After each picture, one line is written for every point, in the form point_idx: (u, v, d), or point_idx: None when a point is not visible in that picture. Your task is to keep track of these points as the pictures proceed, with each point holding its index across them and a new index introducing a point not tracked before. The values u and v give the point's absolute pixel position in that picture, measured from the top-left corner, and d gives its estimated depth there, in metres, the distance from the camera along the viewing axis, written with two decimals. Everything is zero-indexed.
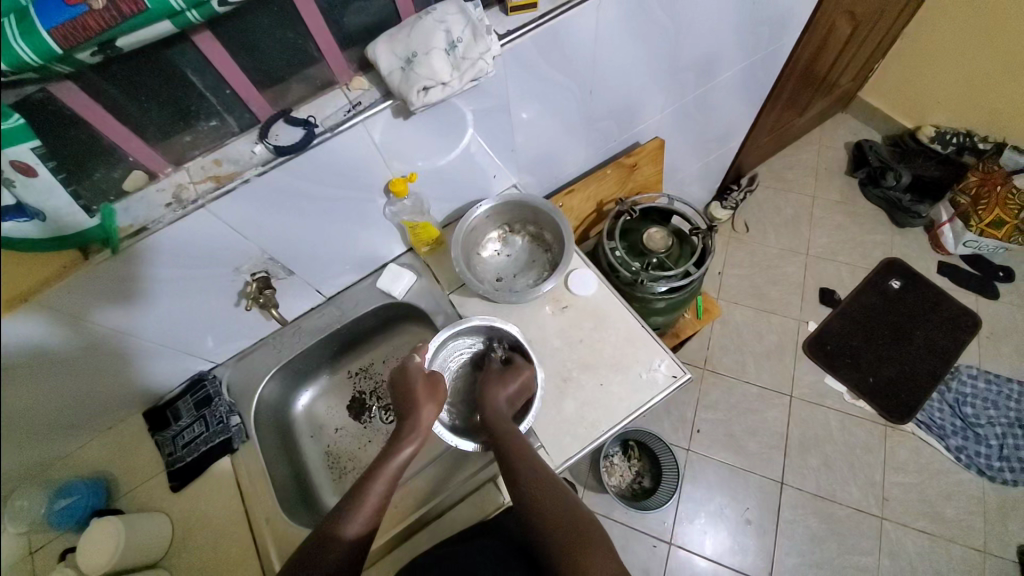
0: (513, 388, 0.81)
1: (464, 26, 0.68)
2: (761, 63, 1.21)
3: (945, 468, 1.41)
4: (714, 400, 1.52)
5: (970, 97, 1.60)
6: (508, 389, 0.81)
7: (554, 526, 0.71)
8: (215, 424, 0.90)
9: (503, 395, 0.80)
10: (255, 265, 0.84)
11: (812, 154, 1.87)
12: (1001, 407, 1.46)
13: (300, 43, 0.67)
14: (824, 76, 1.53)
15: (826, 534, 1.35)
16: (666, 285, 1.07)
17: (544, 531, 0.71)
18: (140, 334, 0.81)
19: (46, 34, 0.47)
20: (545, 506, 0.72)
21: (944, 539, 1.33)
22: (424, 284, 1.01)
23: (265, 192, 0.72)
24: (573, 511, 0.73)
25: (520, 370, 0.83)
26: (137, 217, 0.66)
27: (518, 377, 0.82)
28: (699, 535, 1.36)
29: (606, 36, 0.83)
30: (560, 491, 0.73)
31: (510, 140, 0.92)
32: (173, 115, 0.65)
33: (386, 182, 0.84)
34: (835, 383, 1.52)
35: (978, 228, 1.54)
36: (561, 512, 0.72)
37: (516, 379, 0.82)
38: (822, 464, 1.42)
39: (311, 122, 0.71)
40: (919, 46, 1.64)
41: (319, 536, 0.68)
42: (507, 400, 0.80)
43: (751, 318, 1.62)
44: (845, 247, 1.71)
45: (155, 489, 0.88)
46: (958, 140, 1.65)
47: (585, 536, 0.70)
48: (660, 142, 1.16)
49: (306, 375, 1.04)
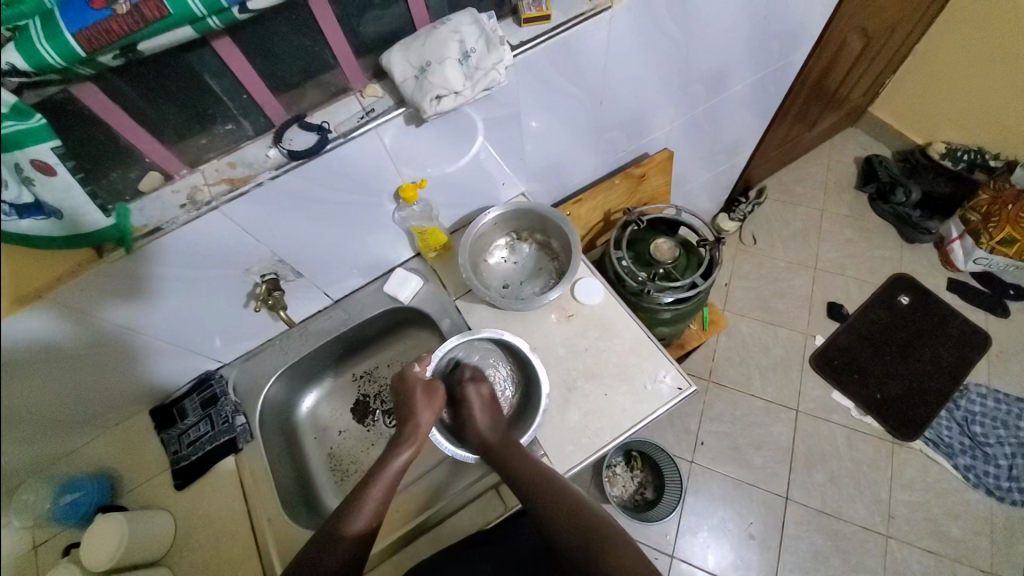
0: (479, 408, 0.84)
1: (478, 36, 0.69)
2: (772, 76, 1.21)
3: (952, 487, 1.39)
4: (719, 412, 1.51)
5: (981, 114, 1.59)
6: (478, 415, 0.83)
7: (580, 533, 0.69)
8: (220, 422, 0.91)
9: (476, 421, 0.83)
10: (265, 267, 0.85)
11: (821, 168, 1.87)
12: (1010, 427, 1.45)
13: (317, 50, 0.68)
14: (834, 90, 1.53)
15: (830, 552, 1.33)
16: (672, 296, 1.07)
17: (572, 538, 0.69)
18: (148, 331, 0.81)
19: (70, 38, 0.49)
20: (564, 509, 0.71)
21: (950, 561, 1.31)
22: (431, 289, 1.01)
23: (278, 195, 0.73)
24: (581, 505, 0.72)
25: (480, 394, 0.85)
26: (152, 217, 0.67)
27: (482, 400, 0.85)
28: (701, 548, 1.35)
29: (617, 48, 0.83)
30: (565, 488, 0.73)
31: (519, 148, 0.93)
32: (190, 117, 0.66)
33: (397, 187, 0.85)
34: (840, 398, 1.51)
35: (989, 245, 1.52)
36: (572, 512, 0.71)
37: (477, 403, 0.84)
38: (828, 480, 1.41)
39: (325, 128, 0.72)
40: (929, 62, 1.64)
41: (319, 540, 0.68)
42: (484, 425, 0.82)
43: (757, 330, 1.61)
44: (853, 261, 1.70)
45: (159, 487, 0.89)
46: (969, 156, 1.64)
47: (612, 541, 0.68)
48: (669, 153, 1.16)
49: (311, 377, 1.05)
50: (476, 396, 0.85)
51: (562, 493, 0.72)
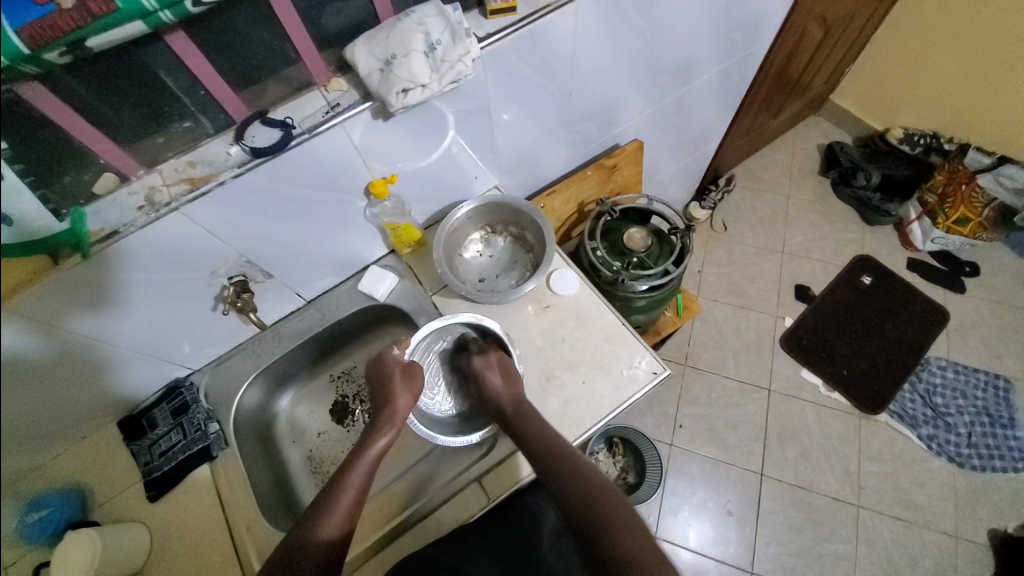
0: (490, 372, 0.83)
1: (443, 28, 0.68)
2: (736, 66, 1.23)
3: (917, 457, 1.45)
4: (696, 395, 1.54)
5: (937, 99, 1.65)
6: (491, 377, 0.82)
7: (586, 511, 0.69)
8: (193, 431, 0.89)
9: (488, 385, 0.81)
10: (232, 268, 0.82)
11: (786, 154, 1.92)
12: (969, 397, 1.52)
13: (278, 44, 0.66)
14: (797, 78, 1.57)
15: (805, 524, 1.38)
16: (647, 284, 1.09)
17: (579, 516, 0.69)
18: (110, 339, 0.78)
19: (13, 34, 0.46)
20: (570, 480, 0.72)
21: (917, 526, 1.37)
22: (406, 285, 1.00)
23: (241, 194, 0.71)
24: (613, 497, 0.71)
25: (489, 361, 0.84)
26: (108, 221, 0.65)
27: (492, 363, 0.84)
28: (683, 527, 1.38)
29: (584, 40, 0.84)
30: (601, 478, 0.73)
31: (490, 141, 0.92)
32: (145, 116, 0.63)
33: (366, 183, 0.84)
34: (810, 376, 1.56)
35: (946, 224, 1.59)
36: (580, 489, 0.71)
37: (486, 369, 0.84)
38: (800, 456, 1.46)
39: (289, 124, 0.70)
40: (887, 48, 1.69)
41: (293, 543, 0.66)
42: (498, 384, 0.81)
43: (730, 315, 1.65)
44: (818, 243, 1.76)
45: (130, 500, 0.86)
46: (926, 141, 1.71)
47: (618, 516, 0.68)
48: (638, 144, 1.18)
49: (285, 380, 1.03)
50: (484, 364, 0.84)
51: (596, 480, 0.72)
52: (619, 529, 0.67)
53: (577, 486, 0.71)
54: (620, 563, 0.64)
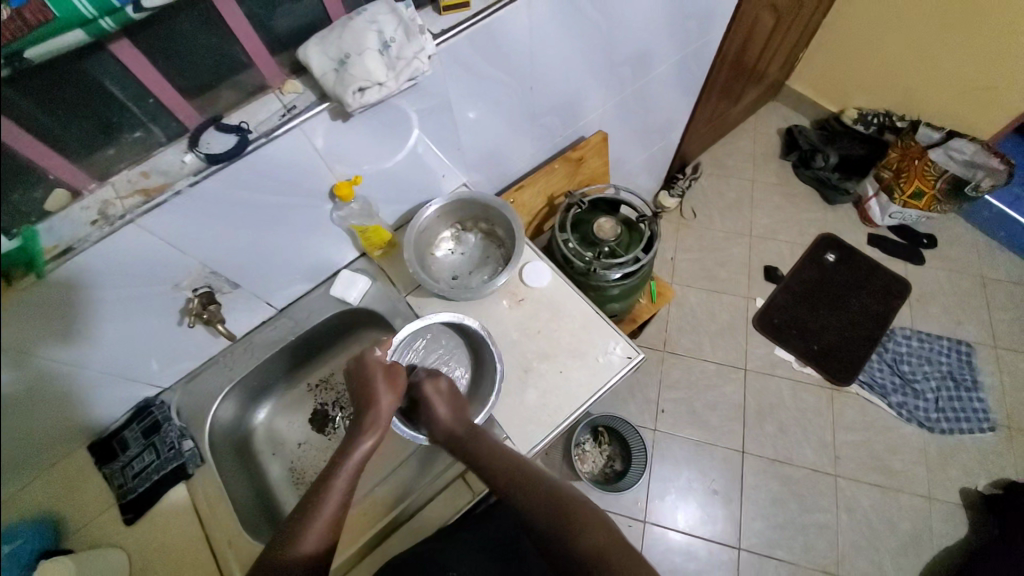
0: (440, 401, 0.82)
1: (397, 26, 0.68)
2: (693, 55, 1.26)
3: (889, 424, 1.51)
4: (676, 379, 1.57)
5: (887, 79, 1.72)
6: (440, 407, 0.81)
7: (547, 515, 0.69)
8: (165, 450, 0.87)
9: (438, 414, 0.81)
10: (196, 280, 0.81)
11: (749, 140, 1.97)
12: (934, 362, 1.58)
13: (227, 48, 0.66)
14: (753, 65, 1.61)
15: (787, 496, 1.42)
16: (619, 272, 1.10)
17: (541, 522, 0.69)
18: (71, 362, 0.76)
19: None
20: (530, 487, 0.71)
21: (893, 491, 1.42)
22: (379, 288, 0.99)
23: (199, 203, 0.69)
24: (575, 498, 0.71)
25: (439, 389, 0.83)
26: (63, 237, 0.63)
27: (442, 394, 0.83)
28: (671, 510, 1.41)
29: (541, 33, 0.85)
30: (562, 487, 0.72)
31: (454, 139, 0.93)
32: (93, 128, 0.62)
33: (330, 186, 0.83)
34: (784, 353, 1.60)
35: (902, 200, 1.64)
36: (546, 492, 0.71)
37: (436, 397, 0.82)
38: (779, 431, 1.50)
39: (244, 128, 0.69)
40: (837, 33, 1.75)
41: (271, 561, 0.64)
42: (448, 415, 0.81)
43: (704, 299, 1.69)
44: (784, 225, 1.81)
45: (107, 524, 0.83)
46: (878, 120, 1.77)
47: (581, 514, 0.68)
48: (603, 135, 1.20)
49: (261, 392, 1.02)
50: (434, 391, 0.83)
51: (559, 490, 0.71)
52: (581, 527, 0.67)
53: (539, 492, 0.71)
54: (580, 560, 0.64)
